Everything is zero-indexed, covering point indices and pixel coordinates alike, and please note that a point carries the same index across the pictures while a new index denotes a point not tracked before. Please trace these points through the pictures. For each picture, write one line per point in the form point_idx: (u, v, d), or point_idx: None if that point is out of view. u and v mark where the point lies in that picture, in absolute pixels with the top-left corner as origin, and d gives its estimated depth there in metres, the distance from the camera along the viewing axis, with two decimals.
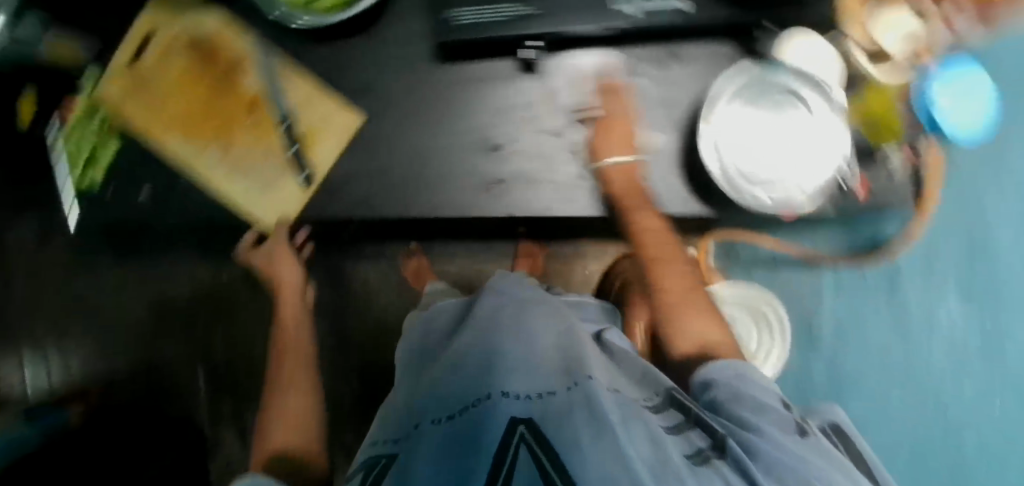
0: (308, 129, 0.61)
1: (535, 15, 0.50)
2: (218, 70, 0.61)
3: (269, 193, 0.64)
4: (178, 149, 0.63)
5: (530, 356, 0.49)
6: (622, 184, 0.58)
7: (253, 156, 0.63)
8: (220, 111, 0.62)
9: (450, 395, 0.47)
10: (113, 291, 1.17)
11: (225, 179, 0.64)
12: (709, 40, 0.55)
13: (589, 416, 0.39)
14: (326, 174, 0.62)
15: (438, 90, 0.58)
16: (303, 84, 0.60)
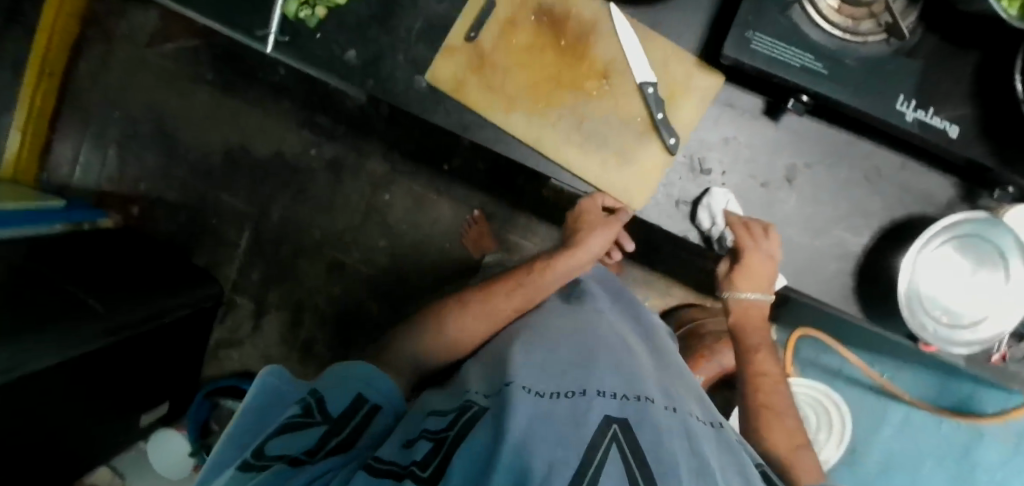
0: (665, 89, 0.57)
1: (823, 75, 0.51)
2: (562, 41, 0.57)
3: (625, 166, 0.58)
4: (529, 134, 0.57)
5: (625, 362, 0.45)
6: (797, 257, 0.60)
7: (610, 131, 0.58)
8: (566, 76, 0.57)
9: (541, 373, 0.42)
10: (203, 117, 1.14)
11: (577, 152, 0.57)
12: (939, 169, 0.58)
13: (686, 452, 0.34)
14: (688, 133, 0.58)
15: (681, 90, 0.57)
16: (658, 52, 0.57)
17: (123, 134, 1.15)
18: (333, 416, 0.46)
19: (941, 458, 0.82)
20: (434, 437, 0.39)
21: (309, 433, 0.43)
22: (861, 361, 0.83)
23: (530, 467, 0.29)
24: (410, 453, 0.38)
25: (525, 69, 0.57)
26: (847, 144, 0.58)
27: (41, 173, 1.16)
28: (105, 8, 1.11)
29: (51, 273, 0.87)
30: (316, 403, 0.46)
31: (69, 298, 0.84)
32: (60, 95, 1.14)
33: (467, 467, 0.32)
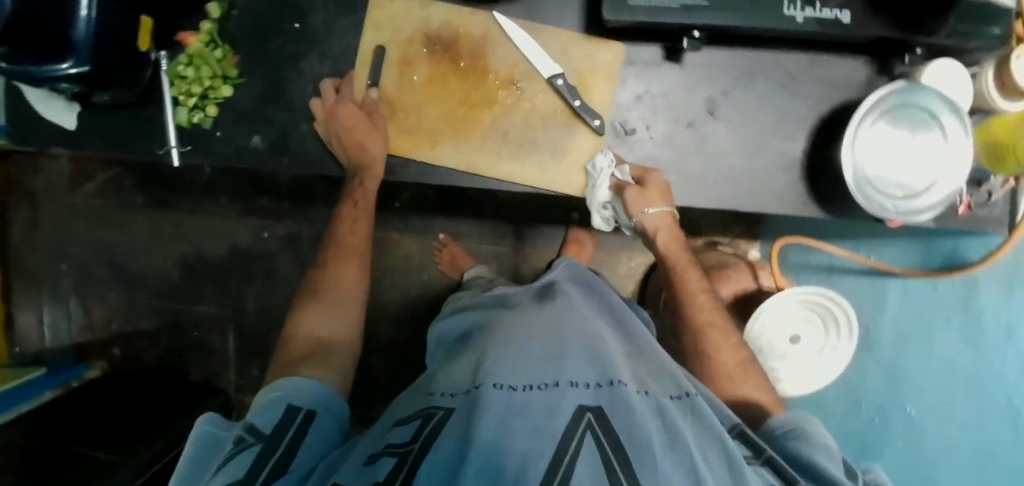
0: (574, 76, 0.57)
1: (705, 6, 0.51)
2: (461, 64, 0.56)
3: (561, 161, 0.57)
4: (456, 160, 0.57)
5: (594, 344, 0.45)
6: (746, 182, 0.60)
7: (533, 132, 0.57)
8: (474, 94, 0.56)
9: (510, 362, 0.42)
10: (148, 239, 1.13)
11: (514, 164, 0.57)
12: (845, 54, 0.58)
13: (661, 430, 0.36)
14: (610, 110, 0.58)
15: (581, 63, 0.57)
16: (557, 41, 0.57)
17: (78, 283, 1.13)
18: (268, 436, 0.44)
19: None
20: (395, 451, 0.38)
21: (243, 459, 0.41)
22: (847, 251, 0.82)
23: (504, 461, 0.32)
24: (370, 473, 0.37)
25: (423, 95, 0.56)
26: (752, 59, 0.58)
27: (12, 348, 1.13)
28: (16, 169, 1.09)
29: (56, 444, 0.87)
30: (249, 432, 0.44)
31: (80, 461, 0.83)
32: (3, 267, 1.12)
33: (436, 473, 0.34)
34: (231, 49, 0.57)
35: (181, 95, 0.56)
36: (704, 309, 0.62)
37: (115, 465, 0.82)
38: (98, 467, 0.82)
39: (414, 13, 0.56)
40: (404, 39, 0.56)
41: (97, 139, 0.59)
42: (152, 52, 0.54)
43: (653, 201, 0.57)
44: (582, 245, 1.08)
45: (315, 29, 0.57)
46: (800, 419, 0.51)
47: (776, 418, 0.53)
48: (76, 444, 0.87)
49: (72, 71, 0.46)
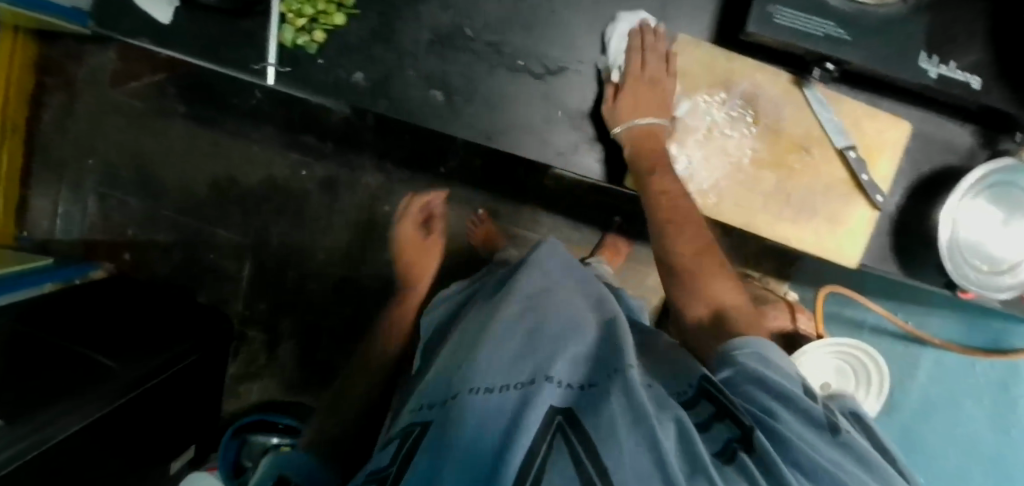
0: (863, 148, 0.56)
1: (848, 41, 0.50)
2: (751, 118, 0.55)
3: (832, 230, 0.57)
4: (736, 219, 0.57)
5: (566, 325, 0.38)
6: (828, 214, 0.57)
7: (816, 199, 0.57)
8: (770, 158, 0.56)
9: (477, 357, 0.35)
10: (181, 151, 1.08)
11: (789, 224, 0.57)
12: (959, 119, 0.58)
13: (626, 403, 0.28)
14: (886, 184, 0.57)
15: (706, 66, 0.54)
16: (857, 112, 0.56)
17: (101, 181, 1.09)
18: None
19: (985, 391, 0.84)
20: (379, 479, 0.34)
21: None
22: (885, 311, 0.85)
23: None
24: None
25: (537, 67, 0.55)
26: (893, 110, 0.57)
27: (20, 232, 1.09)
28: (60, 52, 1.04)
29: (50, 335, 0.83)
30: None
31: (78, 361, 0.81)
32: (26, 149, 1.07)
33: None
34: None
35: (290, 13, 0.54)
36: (688, 237, 0.48)
37: (116, 372, 0.80)
38: (97, 373, 0.79)
39: (709, 59, 0.54)
40: (690, 73, 0.54)
41: (190, 39, 0.56)
42: None
43: (646, 111, 0.51)
44: (618, 251, 1.08)
45: None
46: (759, 341, 0.38)
47: (738, 336, 0.40)
48: (72, 341, 0.84)
49: None
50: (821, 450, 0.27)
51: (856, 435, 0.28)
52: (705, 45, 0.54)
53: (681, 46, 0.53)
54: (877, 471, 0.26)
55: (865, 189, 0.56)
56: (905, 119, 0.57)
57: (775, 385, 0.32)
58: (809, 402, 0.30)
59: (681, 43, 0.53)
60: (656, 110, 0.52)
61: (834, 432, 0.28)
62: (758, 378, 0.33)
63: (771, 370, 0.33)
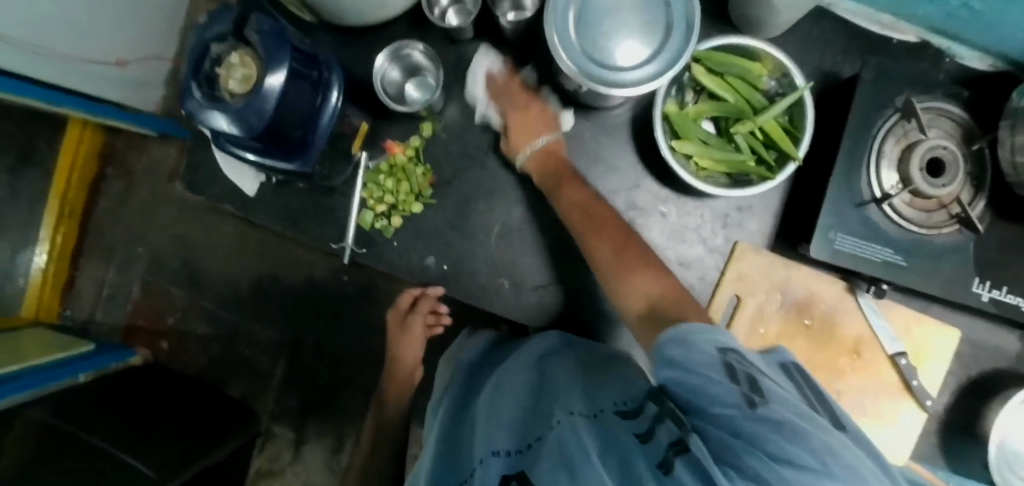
0: (914, 355, 0.58)
1: (903, 268, 0.53)
2: (807, 322, 0.57)
3: (884, 430, 0.58)
4: None
5: (514, 392, 0.40)
6: (881, 413, 0.58)
7: (868, 399, 0.58)
8: (822, 360, 0.58)
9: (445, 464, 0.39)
10: (227, 247, 1.12)
11: None
12: (1005, 327, 0.60)
13: (557, 458, 0.28)
14: (935, 388, 0.58)
15: (765, 272, 0.56)
16: (907, 319, 0.58)
17: (148, 270, 1.13)
18: None
19: None
20: None
21: None
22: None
23: None
24: None
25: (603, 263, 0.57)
26: (941, 315, 0.59)
27: (65, 313, 1.13)
28: (125, 148, 1.11)
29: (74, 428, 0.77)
30: None
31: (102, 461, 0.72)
32: (80, 233, 1.12)
33: None
34: (432, 168, 0.58)
35: (371, 199, 0.57)
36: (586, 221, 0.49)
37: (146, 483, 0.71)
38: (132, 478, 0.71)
39: (767, 265, 0.56)
40: (751, 279, 0.56)
41: (272, 211, 0.59)
42: (358, 155, 0.58)
43: (535, 133, 0.53)
44: None
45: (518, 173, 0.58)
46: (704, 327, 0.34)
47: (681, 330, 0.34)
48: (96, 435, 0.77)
49: (250, 156, 0.49)
50: (740, 425, 0.24)
51: (770, 399, 0.25)
52: (763, 252, 0.56)
53: (740, 254, 0.56)
54: (780, 428, 0.23)
55: (915, 394, 0.58)
56: (954, 324, 0.59)
57: (704, 382, 0.28)
58: (728, 383, 0.27)
59: (738, 251, 0.56)
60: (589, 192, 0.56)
61: (753, 406, 0.25)
62: (681, 375, 0.30)
63: (697, 367, 0.29)
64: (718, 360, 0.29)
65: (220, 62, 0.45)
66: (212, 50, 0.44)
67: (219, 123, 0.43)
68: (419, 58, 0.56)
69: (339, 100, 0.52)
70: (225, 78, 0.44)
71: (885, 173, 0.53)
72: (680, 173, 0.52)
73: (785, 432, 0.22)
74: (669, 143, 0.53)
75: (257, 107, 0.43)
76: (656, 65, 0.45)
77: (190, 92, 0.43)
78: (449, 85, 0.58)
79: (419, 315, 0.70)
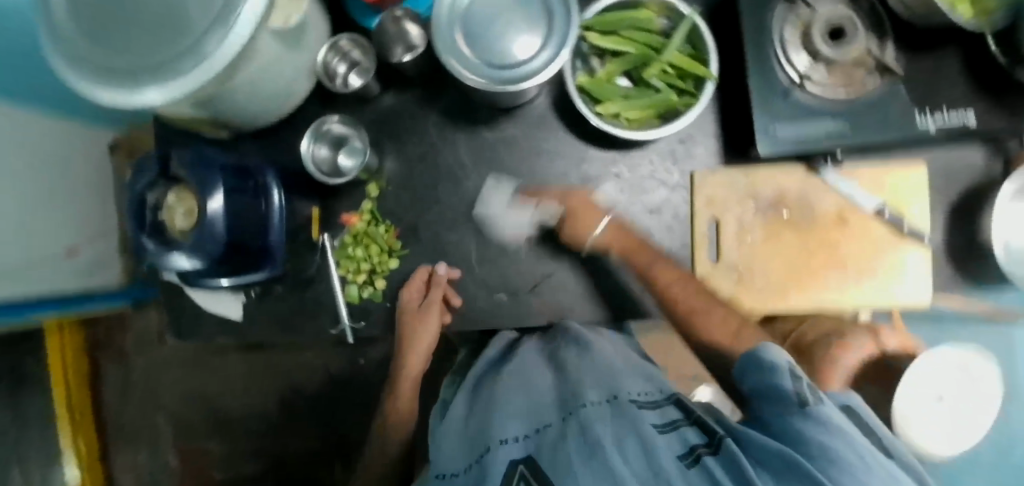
0: (894, 203, 0.60)
1: (848, 131, 0.55)
2: (787, 214, 0.59)
3: (898, 282, 0.60)
4: (807, 304, 0.60)
5: (534, 391, 0.45)
6: (888, 266, 0.60)
7: (871, 259, 0.60)
8: (814, 242, 0.59)
9: (455, 444, 0.44)
10: (238, 379, 1.09)
11: (855, 290, 0.60)
12: (963, 144, 0.62)
13: (580, 439, 0.35)
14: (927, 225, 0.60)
15: (729, 186, 0.58)
16: (871, 174, 0.60)
17: (176, 434, 1.11)
18: None
19: None
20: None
21: None
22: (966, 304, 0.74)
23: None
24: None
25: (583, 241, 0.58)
26: (904, 157, 0.61)
27: None
28: (104, 331, 1.09)
29: None
30: None
31: None
32: (98, 430, 1.10)
33: None
34: (393, 222, 0.59)
35: (350, 273, 0.59)
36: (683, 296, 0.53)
37: None
38: None
39: (730, 179, 0.58)
40: (720, 199, 0.58)
41: (262, 324, 0.60)
42: (320, 239, 0.59)
43: (592, 219, 0.55)
44: None
45: (473, 194, 0.59)
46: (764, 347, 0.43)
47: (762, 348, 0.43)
48: None
49: (225, 283, 0.50)
50: (800, 429, 0.34)
51: (824, 406, 0.35)
52: (720, 169, 0.58)
53: (700, 180, 0.58)
54: (812, 448, 0.32)
55: (910, 237, 0.60)
56: (918, 160, 0.61)
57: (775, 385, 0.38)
58: (784, 386, 0.38)
59: (698, 177, 0.58)
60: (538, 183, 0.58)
61: (802, 405, 0.36)
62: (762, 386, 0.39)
63: (772, 370, 0.40)
64: (776, 379, 0.39)
65: (159, 207, 0.46)
66: (147, 198, 0.45)
67: (182, 262, 0.44)
68: (338, 129, 0.57)
69: (281, 197, 0.54)
70: (171, 220, 0.46)
71: (794, 56, 0.55)
72: (614, 132, 0.54)
73: (832, 434, 0.33)
74: (594, 111, 0.55)
75: (210, 232, 0.44)
76: (551, 48, 0.47)
77: (144, 246, 0.45)
78: (378, 143, 0.60)
79: (428, 307, 0.57)
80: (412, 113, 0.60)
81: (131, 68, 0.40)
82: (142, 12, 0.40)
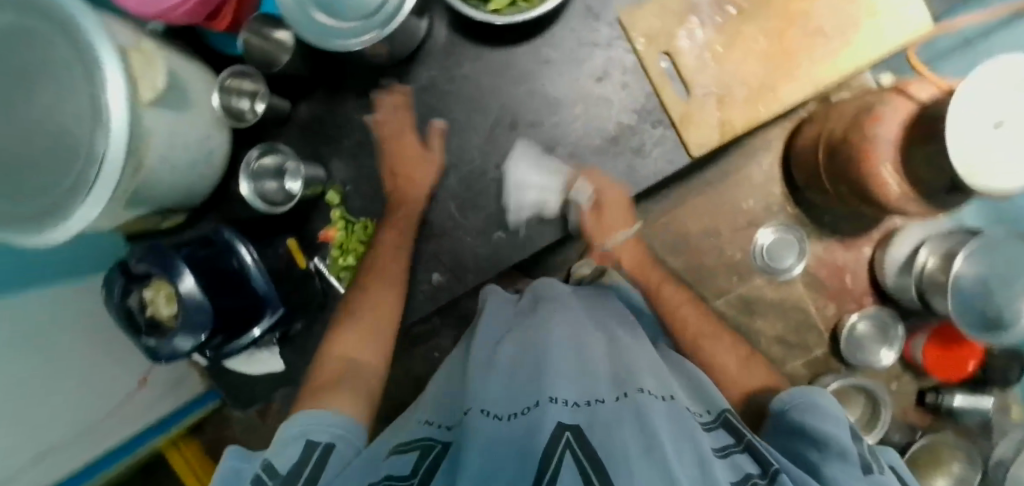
0: None
1: None
2: (734, 9, 0.52)
3: (881, 22, 0.50)
4: (802, 92, 0.52)
5: (586, 362, 0.42)
6: (854, 13, 0.51)
7: (844, 11, 0.51)
8: (780, 22, 0.52)
9: (499, 384, 0.40)
10: None
11: (844, 52, 0.51)
12: None
13: (637, 432, 0.32)
14: None
15: (656, 16, 0.52)
16: None
17: None
18: None
19: None
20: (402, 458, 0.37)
21: None
22: (981, 15, 0.66)
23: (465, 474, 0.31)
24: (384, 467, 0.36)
25: (545, 144, 0.56)
26: None
27: None
28: (210, 431, 1.03)
29: None
30: None
31: None
32: None
33: None
34: (366, 217, 0.59)
35: (354, 283, 0.60)
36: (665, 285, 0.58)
37: None
38: None
39: (663, 8, 0.52)
40: (658, 31, 0.52)
41: (307, 363, 0.62)
42: (311, 265, 0.59)
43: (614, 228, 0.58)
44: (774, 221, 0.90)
45: (422, 153, 0.58)
46: (811, 391, 0.44)
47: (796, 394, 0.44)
48: None
49: (259, 331, 0.53)
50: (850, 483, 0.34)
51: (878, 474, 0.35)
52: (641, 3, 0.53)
53: (628, 23, 0.53)
54: None
55: None
56: None
57: (814, 428, 0.39)
58: (847, 441, 0.37)
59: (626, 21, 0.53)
60: (476, 112, 0.56)
61: (865, 470, 0.35)
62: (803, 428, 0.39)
63: (825, 418, 0.40)
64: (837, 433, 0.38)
65: (144, 307, 0.48)
66: (131, 303, 0.47)
67: (183, 342, 0.45)
68: (269, 161, 0.56)
69: (252, 251, 0.53)
70: (155, 312, 0.47)
71: None
72: (508, 20, 0.49)
73: None
74: (488, 11, 0.50)
75: (193, 303, 0.44)
76: None
77: (146, 345, 0.46)
78: (318, 152, 0.59)
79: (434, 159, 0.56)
80: (332, 109, 0.58)
81: (49, 206, 0.42)
82: (38, 148, 0.42)
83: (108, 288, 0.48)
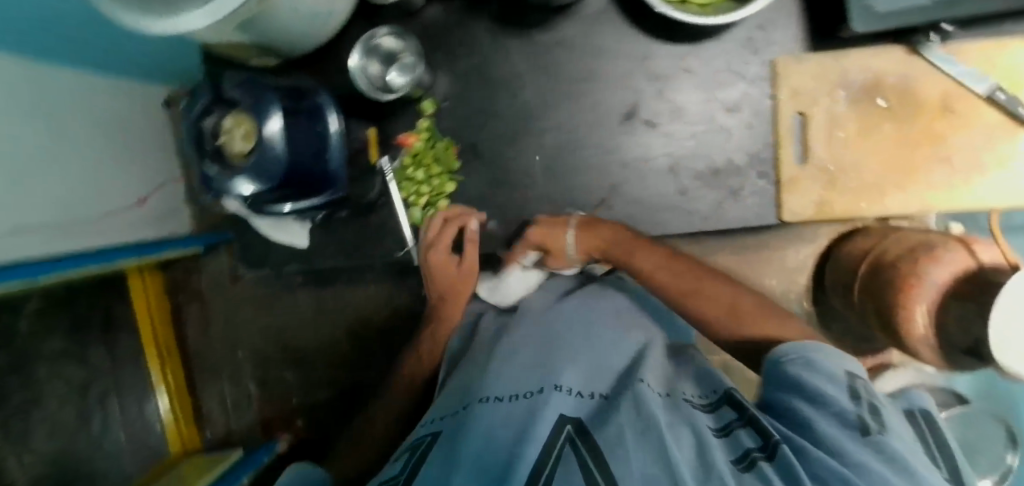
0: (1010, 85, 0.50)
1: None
2: (882, 102, 0.52)
3: (1006, 177, 0.51)
4: (904, 207, 0.53)
5: (595, 353, 0.42)
6: (990, 158, 0.51)
7: (979, 150, 0.51)
8: (916, 134, 0.52)
9: (503, 372, 0.40)
10: (307, 315, 0.98)
11: (962, 188, 0.52)
12: None
13: (635, 416, 0.32)
14: None
15: (808, 77, 0.52)
16: (984, 51, 0.50)
17: (257, 368, 1.00)
18: None
19: None
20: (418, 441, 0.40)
21: None
22: None
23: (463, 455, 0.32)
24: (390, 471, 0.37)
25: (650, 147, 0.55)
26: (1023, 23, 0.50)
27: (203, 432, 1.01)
28: (178, 272, 1.00)
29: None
30: None
31: None
32: (184, 364, 1.01)
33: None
34: (450, 139, 0.58)
35: (411, 196, 0.59)
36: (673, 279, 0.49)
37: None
38: None
39: (817, 71, 0.52)
40: (806, 91, 0.52)
41: (332, 250, 0.61)
42: (378, 162, 0.57)
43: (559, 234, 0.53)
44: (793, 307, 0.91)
45: (529, 104, 0.56)
46: (805, 345, 0.37)
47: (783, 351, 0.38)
48: None
49: (287, 209, 0.52)
50: (847, 450, 0.29)
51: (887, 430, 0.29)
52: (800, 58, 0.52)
53: (779, 72, 0.53)
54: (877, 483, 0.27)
55: None
56: None
57: (810, 391, 0.33)
58: (845, 402, 0.32)
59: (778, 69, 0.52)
60: (597, 89, 0.55)
61: (864, 433, 0.30)
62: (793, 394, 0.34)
63: (819, 377, 0.34)
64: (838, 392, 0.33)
65: (215, 134, 0.46)
66: (206, 123, 0.45)
67: (246, 186, 0.44)
68: (387, 43, 0.54)
69: (338, 123, 0.52)
70: (228, 142, 0.45)
71: None
72: (676, 17, 0.47)
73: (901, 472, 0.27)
74: None
75: (269, 153, 0.43)
76: None
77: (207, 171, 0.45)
78: (430, 58, 0.57)
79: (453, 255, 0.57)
80: (461, 24, 0.56)
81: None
82: None
83: (192, 100, 0.47)
